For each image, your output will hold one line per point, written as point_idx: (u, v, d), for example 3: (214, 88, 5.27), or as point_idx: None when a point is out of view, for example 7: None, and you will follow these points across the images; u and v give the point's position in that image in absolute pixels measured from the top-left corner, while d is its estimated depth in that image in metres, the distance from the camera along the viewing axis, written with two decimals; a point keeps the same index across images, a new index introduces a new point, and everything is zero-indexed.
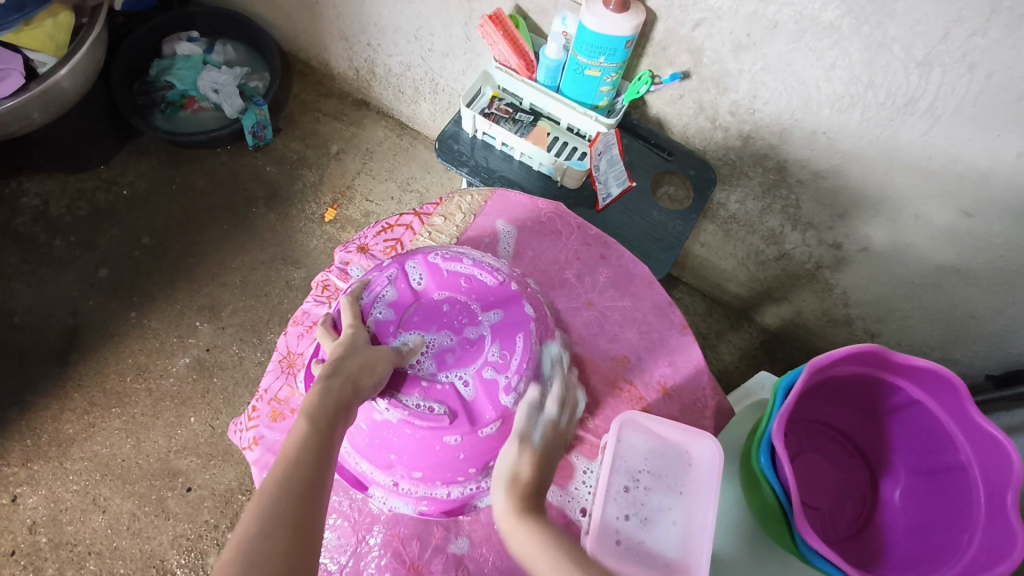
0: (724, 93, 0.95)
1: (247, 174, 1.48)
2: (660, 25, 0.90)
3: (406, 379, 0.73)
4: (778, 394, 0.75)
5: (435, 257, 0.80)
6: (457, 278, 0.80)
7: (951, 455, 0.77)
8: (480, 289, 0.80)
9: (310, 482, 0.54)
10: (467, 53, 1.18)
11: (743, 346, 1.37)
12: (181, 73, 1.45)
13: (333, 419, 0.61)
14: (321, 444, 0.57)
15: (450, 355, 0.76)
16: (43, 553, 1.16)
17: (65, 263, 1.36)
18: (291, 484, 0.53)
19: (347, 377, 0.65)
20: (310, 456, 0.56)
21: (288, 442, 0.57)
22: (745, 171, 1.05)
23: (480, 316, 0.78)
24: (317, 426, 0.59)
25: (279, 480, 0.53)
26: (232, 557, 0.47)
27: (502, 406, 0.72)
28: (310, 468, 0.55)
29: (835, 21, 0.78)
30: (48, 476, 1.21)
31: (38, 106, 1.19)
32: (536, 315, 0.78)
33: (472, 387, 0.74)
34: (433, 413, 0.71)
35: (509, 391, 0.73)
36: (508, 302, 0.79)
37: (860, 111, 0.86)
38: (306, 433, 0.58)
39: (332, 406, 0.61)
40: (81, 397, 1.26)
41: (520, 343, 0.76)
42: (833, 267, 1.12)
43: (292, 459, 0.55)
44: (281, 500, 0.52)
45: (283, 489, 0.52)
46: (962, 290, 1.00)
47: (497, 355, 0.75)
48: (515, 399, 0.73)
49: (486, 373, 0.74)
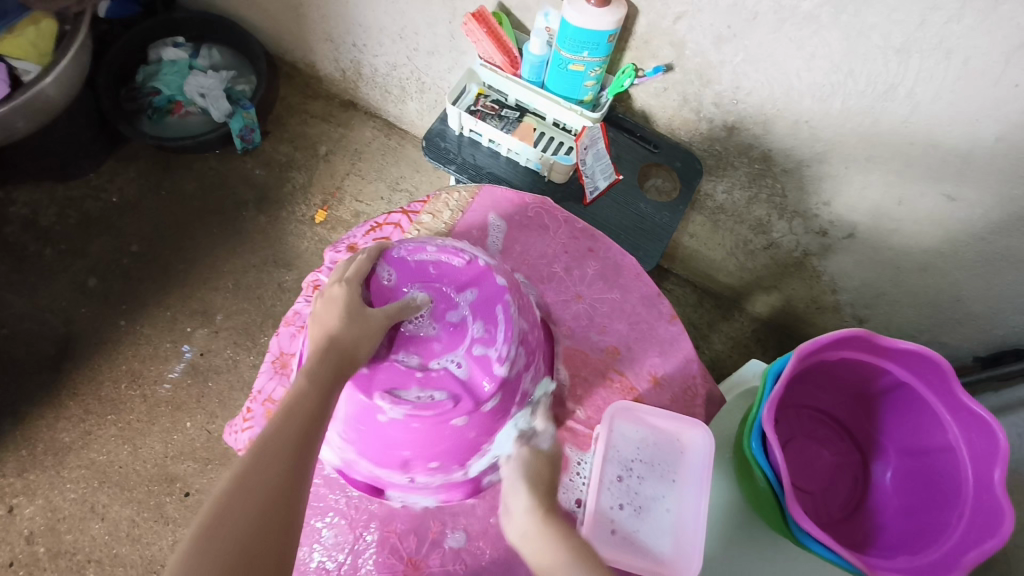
0: (708, 85, 0.96)
1: (235, 178, 1.48)
2: (642, 19, 0.91)
3: (400, 376, 0.71)
4: (768, 380, 0.76)
5: (399, 252, 0.79)
6: (425, 267, 0.79)
7: (938, 435, 0.78)
8: (449, 272, 0.78)
9: (302, 435, 0.59)
10: (451, 51, 1.18)
11: (734, 335, 1.39)
12: (167, 78, 1.45)
13: (332, 381, 0.63)
14: (317, 399, 0.62)
15: (436, 341, 0.75)
16: (41, 563, 1.16)
17: (55, 271, 1.36)
18: (284, 434, 0.58)
19: (343, 349, 0.66)
20: (307, 410, 0.61)
21: (287, 395, 0.61)
22: (731, 161, 1.06)
23: (456, 296, 0.78)
24: (318, 385, 0.62)
25: (275, 431, 0.59)
26: (229, 491, 0.54)
27: (497, 376, 0.72)
28: (305, 419, 0.60)
29: (814, 11, 0.79)
30: (45, 485, 1.21)
31: (23, 114, 1.18)
32: (509, 284, 0.78)
33: (465, 367, 0.73)
34: (434, 401, 0.70)
35: (502, 360, 0.72)
36: (480, 277, 0.78)
37: (841, 99, 0.87)
38: (304, 388, 0.62)
39: (332, 369, 0.64)
40: (76, 406, 1.26)
41: (501, 313, 0.75)
42: (821, 255, 1.13)
43: (289, 411, 0.60)
44: (275, 448, 0.57)
45: (278, 440, 0.58)
46: (946, 273, 1.02)
47: (481, 331, 0.75)
48: (509, 366, 0.73)
49: (476, 350, 0.74)
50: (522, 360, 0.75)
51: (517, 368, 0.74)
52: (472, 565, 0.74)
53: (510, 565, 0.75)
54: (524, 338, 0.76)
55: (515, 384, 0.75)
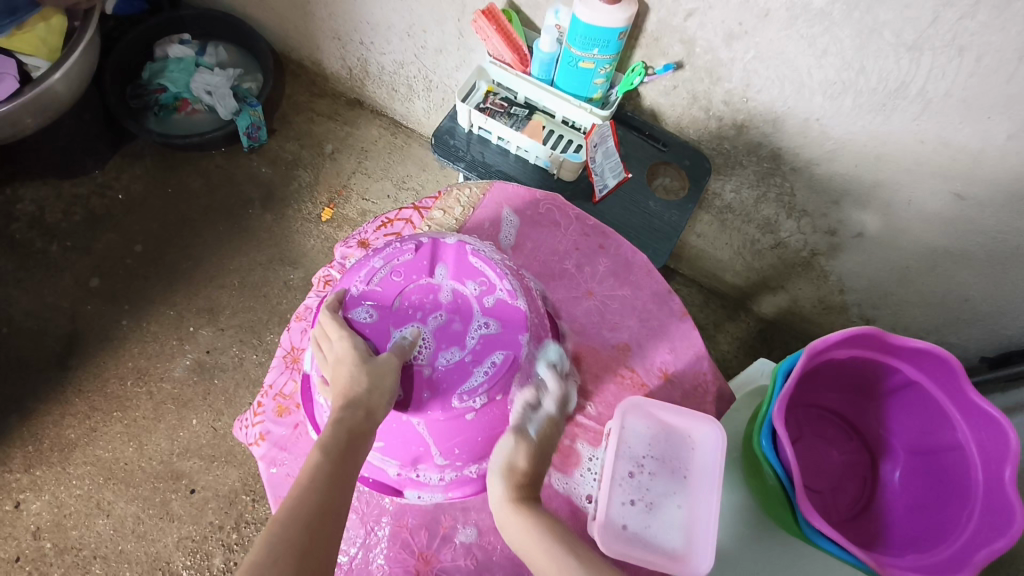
0: (718, 83, 0.96)
1: (242, 175, 1.48)
2: (652, 16, 0.91)
3: (458, 374, 0.71)
4: (778, 378, 0.76)
5: (356, 291, 0.76)
6: (387, 278, 0.77)
7: (949, 433, 0.78)
8: (412, 267, 0.77)
9: (318, 512, 0.56)
10: (460, 49, 1.18)
11: (741, 336, 1.39)
12: (174, 75, 1.44)
13: (346, 448, 0.62)
14: (332, 474, 0.59)
15: (453, 324, 0.75)
16: (47, 559, 1.16)
17: (62, 268, 1.36)
18: (299, 512, 0.55)
19: (358, 405, 0.64)
20: (322, 484, 0.58)
21: (301, 472, 0.59)
22: (739, 160, 1.06)
23: (435, 279, 0.77)
24: (334, 460, 0.60)
25: (291, 508, 0.55)
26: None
27: (520, 305, 0.76)
28: (321, 498, 0.57)
29: (826, 7, 0.79)
30: (51, 481, 1.21)
31: (32, 110, 1.18)
32: (459, 239, 0.80)
33: (493, 322, 0.75)
34: (499, 364, 0.72)
35: (515, 293, 0.76)
36: (436, 253, 0.78)
37: (852, 97, 0.87)
38: (319, 463, 0.60)
39: (345, 436, 0.62)
40: (82, 402, 1.26)
41: (480, 264, 0.77)
42: (828, 254, 1.13)
43: (303, 488, 0.57)
44: (290, 525, 0.54)
45: (293, 518, 0.54)
46: (956, 273, 1.01)
47: (478, 287, 0.77)
48: (520, 294, 0.76)
49: (490, 302, 0.76)
50: (521, 281, 0.79)
51: (523, 291, 0.78)
52: (483, 561, 0.74)
53: (521, 561, 0.74)
54: (511, 269, 0.80)
55: (533, 301, 0.79)
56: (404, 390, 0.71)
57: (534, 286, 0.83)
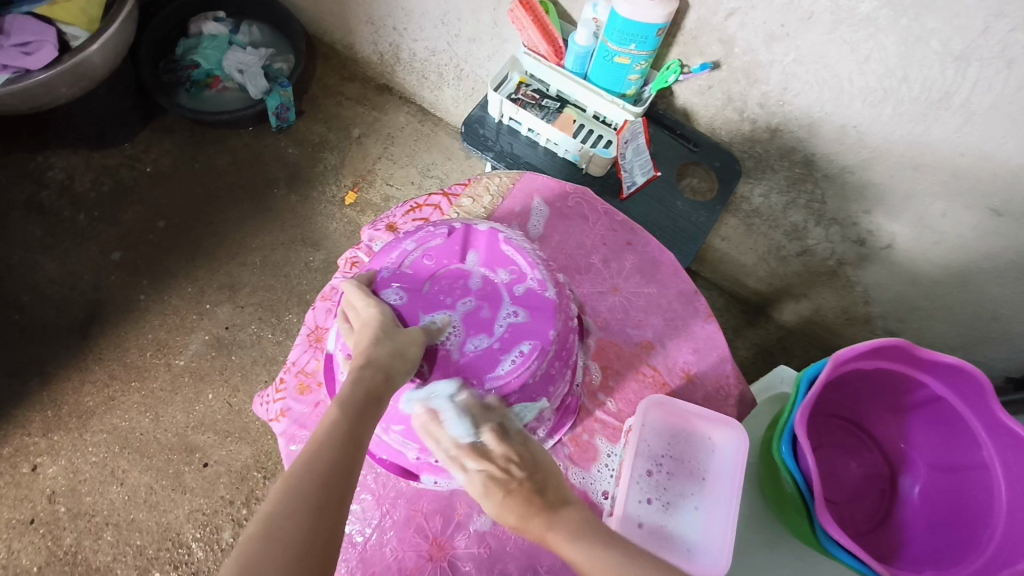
0: (754, 84, 0.95)
1: (269, 155, 1.48)
2: (692, 14, 0.90)
3: (483, 362, 0.71)
4: (801, 385, 0.75)
5: (387, 272, 0.76)
6: (416, 260, 0.77)
7: (973, 453, 0.77)
8: (444, 251, 0.77)
9: (335, 469, 0.54)
10: (494, 39, 1.18)
11: (759, 342, 1.38)
12: (206, 52, 1.45)
13: (363, 407, 0.60)
14: (350, 431, 0.58)
15: (482, 311, 0.74)
16: (61, 522, 1.18)
17: (88, 237, 1.37)
18: (315, 467, 0.54)
19: (378, 368, 0.63)
20: (338, 442, 0.56)
21: (318, 427, 0.58)
22: (771, 164, 1.05)
23: (466, 265, 0.78)
24: (351, 417, 0.59)
25: (306, 462, 0.54)
26: (255, 533, 0.48)
27: (550, 297, 0.75)
28: (337, 453, 0.55)
29: (871, 13, 0.77)
30: (68, 447, 1.23)
31: (67, 79, 1.19)
32: (492, 226, 0.80)
33: (522, 312, 0.74)
34: (526, 354, 0.71)
35: (546, 284, 0.76)
36: (468, 239, 0.79)
37: (892, 105, 0.86)
38: (335, 420, 0.58)
39: (363, 394, 0.61)
40: (102, 370, 1.28)
41: (511, 253, 0.77)
42: (856, 264, 1.11)
43: (320, 444, 0.56)
44: (307, 481, 0.52)
45: (309, 473, 0.53)
46: (987, 290, 1.00)
47: (509, 275, 0.77)
48: (551, 285, 0.76)
49: (521, 292, 0.76)
50: (552, 272, 0.79)
51: (554, 282, 0.78)
52: (496, 549, 0.74)
53: (535, 552, 0.74)
54: (541, 259, 0.79)
55: (562, 294, 0.79)
56: (429, 371, 0.71)
57: (564, 281, 0.83)
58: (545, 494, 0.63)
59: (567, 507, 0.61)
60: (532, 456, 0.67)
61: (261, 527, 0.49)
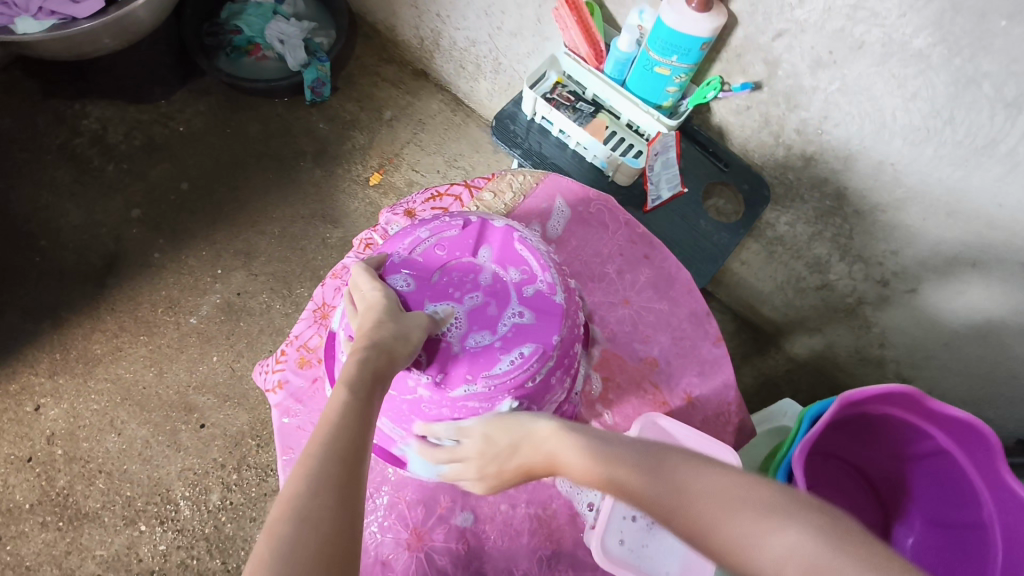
0: (794, 110, 0.93)
1: (299, 128, 1.49)
2: (739, 31, 0.88)
3: (482, 358, 0.70)
4: (804, 422, 0.74)
5: (398, 258, 0.76)
6: (428, 248, 0.77)
7: (972, 511, 0.75)
8: (457, 243, 0.77)
9: (355, 449, 0.50)
10: (535, 36, 1.17)
11: (766, 372, 1.36)
12: (250, 19, 1.45)
13: (371, 389, 0.57)
14: (362, 411, 0.54)
15: (488, 307, 0.74)
16: (56, 464, 1.20)
17: (114, 188, 1.39)
18: (336, 446, 0.50)
19: (382, 350, 0.62)
20: (351, 422, 0.53)
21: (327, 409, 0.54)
22: (800, 193, 1.03)
23: (477, 260, 0.77)
24: (360, 396, 0.56)
25: (324, 441, 0.50)
26: (279, 517, 0.44)
27: (559, 302, 0.75)
28: (354, 432, 0.52)
29: (925, 49, 0.75)
30: (71, 392, 1.24)
31: (112, 30, 1.21)
32: (508, 224, 0.79)
33: (527, 314, 0.74)
34: (526, 356, 0.71)
35: (556, 288, 0.75)
36: (483, 234, 0.78)
37: (934, 146, 0.83)
38: (346, 399, 0.55)
39: (370, 374, 0.58)
40: (113, 320, 1.30)
41: (525, 253, 0.77)
42: (876, 305, 1.09)
43: (335, 424, 0.52)
44: (328, 459, 0.48)
45: (328, 452, 0.49)
46: (1009, 347, 0.97)
47: (520, 274, 0.76)
48: (562, 291, 0.76)
49: (530, 293, 0.75)
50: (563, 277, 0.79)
51: (565, 289, 0.77)
52: (475, 547, 0.75)
53: (512, 555, 0.75)
54: (555, 263, 0.79)
55: (571, 300, 0.78)
56: (428, 361, 0.70)
57: (574, 287, 0.82)
58: (521, 442, 0.60)
59: (539, 443, 0.58)
60: (485, 435, 0.64)
61: (288, 512, 0.45)
